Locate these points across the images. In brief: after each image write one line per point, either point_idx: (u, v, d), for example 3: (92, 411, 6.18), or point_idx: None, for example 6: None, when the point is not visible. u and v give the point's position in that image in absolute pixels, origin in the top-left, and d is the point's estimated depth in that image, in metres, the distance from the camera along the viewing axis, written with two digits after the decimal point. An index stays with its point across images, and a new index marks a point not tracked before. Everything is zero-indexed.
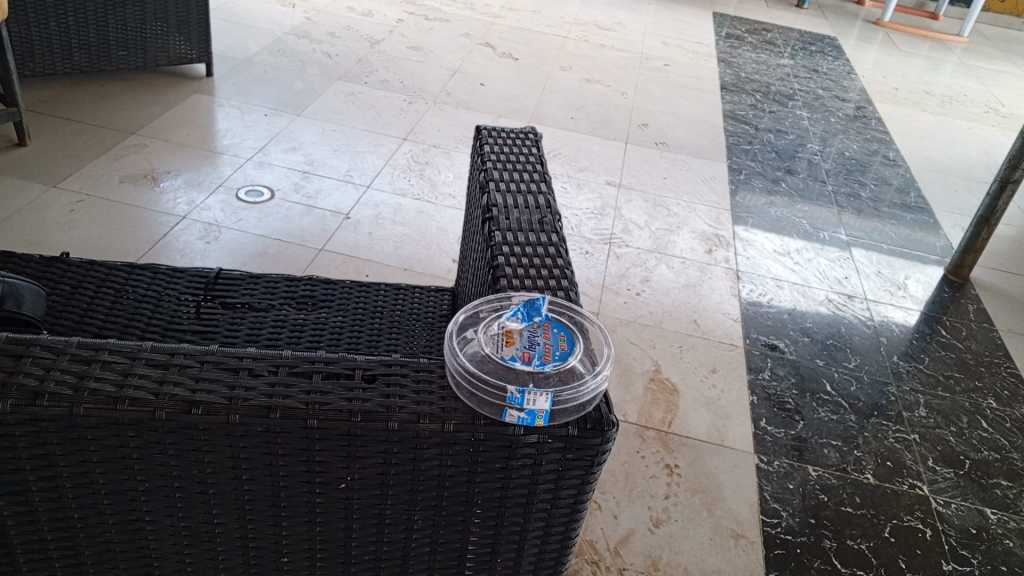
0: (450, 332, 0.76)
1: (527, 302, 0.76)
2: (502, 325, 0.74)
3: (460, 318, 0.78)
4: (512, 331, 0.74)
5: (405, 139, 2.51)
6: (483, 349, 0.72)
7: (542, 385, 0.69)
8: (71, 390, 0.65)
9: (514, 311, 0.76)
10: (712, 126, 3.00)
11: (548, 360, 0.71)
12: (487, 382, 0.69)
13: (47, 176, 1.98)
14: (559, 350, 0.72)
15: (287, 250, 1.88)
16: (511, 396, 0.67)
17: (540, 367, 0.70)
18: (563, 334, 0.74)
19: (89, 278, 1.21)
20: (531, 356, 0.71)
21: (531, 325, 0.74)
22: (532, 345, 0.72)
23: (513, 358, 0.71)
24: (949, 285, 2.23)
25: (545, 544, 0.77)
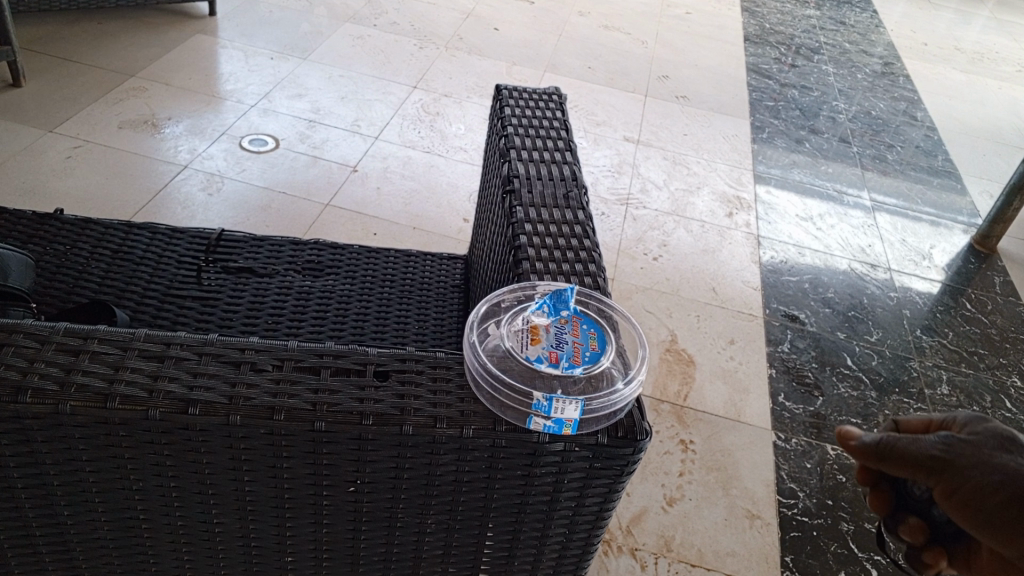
0: (470, 325, 0.70)
1: (553, 294, 0.70)
2: (527, 320, 0.68)
3: (481, 309, 0.72)
4: (538, 327, 0.67)
5: (416, 87, 2.41)
6: (507, 346, 0.66)
7: (571, 391, 0.63)
8: (56, 385, 0.60)
9: (540, 304, 0.70)
10: (735, 79, 2.89)
11: (577, 362, 0.65)
12: (510, 384, 0.63)
13: (42, 120, 1.90)
14: (590, 349, 0.66)
15: (293, 204, 1.81)
16: (538, 402, 0.61)
17: (569, 370, 0.64)
18: (592, 331, 0.68)
19: (84, 236, 1.15)
20: (560, 356, 0.65)
21: (558, 320, 0.68)
22: (560, 343, 0.66)
23: (539, 359, 0.65)
24: (975, 256, 2.16)
25: (566, 550, 0.72)
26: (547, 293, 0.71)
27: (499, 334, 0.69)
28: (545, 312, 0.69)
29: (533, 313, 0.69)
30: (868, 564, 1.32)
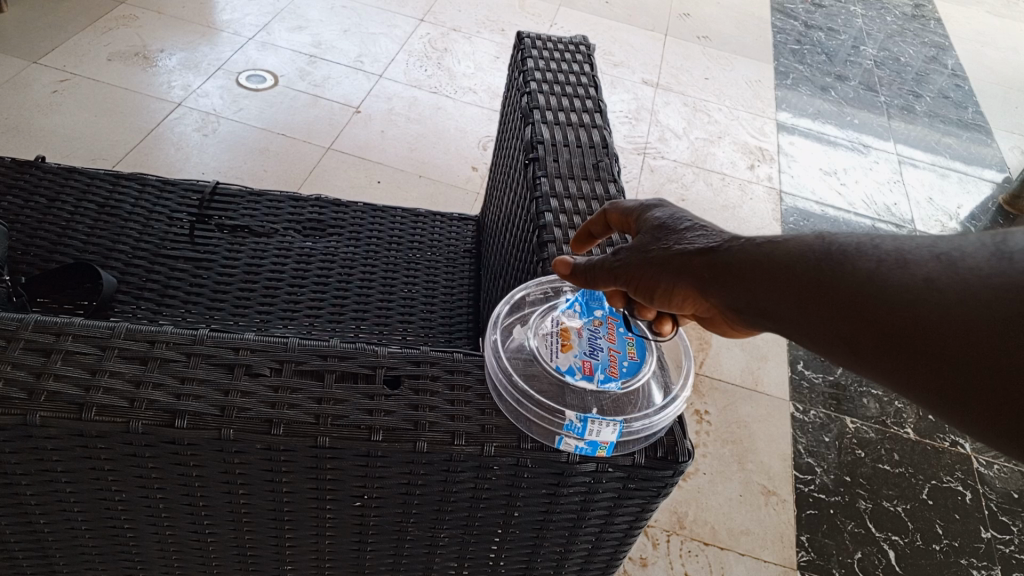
0: (492, 326, 0.63)
1: (586, 291, 0.63)
2: (557, 321, 0.61)
3: (506, 306, 0.65)
4: (569, 330, 0.60)
5: (423, 20, 2.28)
6: (536, 350, 0.59)
7: (608, 411, 0.56)
8: (24, 393, 0.52)
9: (571, 303, 0.63)
10: (759, 19, 2.75)
11: (615, 374, 0.58)
12: (537, 401, 0.56)
13: (24, 50, 1.78)
14: (628, 356, 0.59)
15: (292, 147, 1.71)
16: (571, 422, 0.53)
17: (605, 384, 0.57)
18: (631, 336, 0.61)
19: (68, 186, 1.06)
20: (595, 365, 0.58)
21: (592, 321, 0.61)
22: (595, 347, 0.59)
23: (571, 370, 0.57)
24: (1003, 217, 2.07)
25: (589, 563, 0.66)
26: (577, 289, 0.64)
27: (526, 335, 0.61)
28: (576, 310, 0.62)
29: (564, 311, 0.62)
30: (886, 545, 1.28)
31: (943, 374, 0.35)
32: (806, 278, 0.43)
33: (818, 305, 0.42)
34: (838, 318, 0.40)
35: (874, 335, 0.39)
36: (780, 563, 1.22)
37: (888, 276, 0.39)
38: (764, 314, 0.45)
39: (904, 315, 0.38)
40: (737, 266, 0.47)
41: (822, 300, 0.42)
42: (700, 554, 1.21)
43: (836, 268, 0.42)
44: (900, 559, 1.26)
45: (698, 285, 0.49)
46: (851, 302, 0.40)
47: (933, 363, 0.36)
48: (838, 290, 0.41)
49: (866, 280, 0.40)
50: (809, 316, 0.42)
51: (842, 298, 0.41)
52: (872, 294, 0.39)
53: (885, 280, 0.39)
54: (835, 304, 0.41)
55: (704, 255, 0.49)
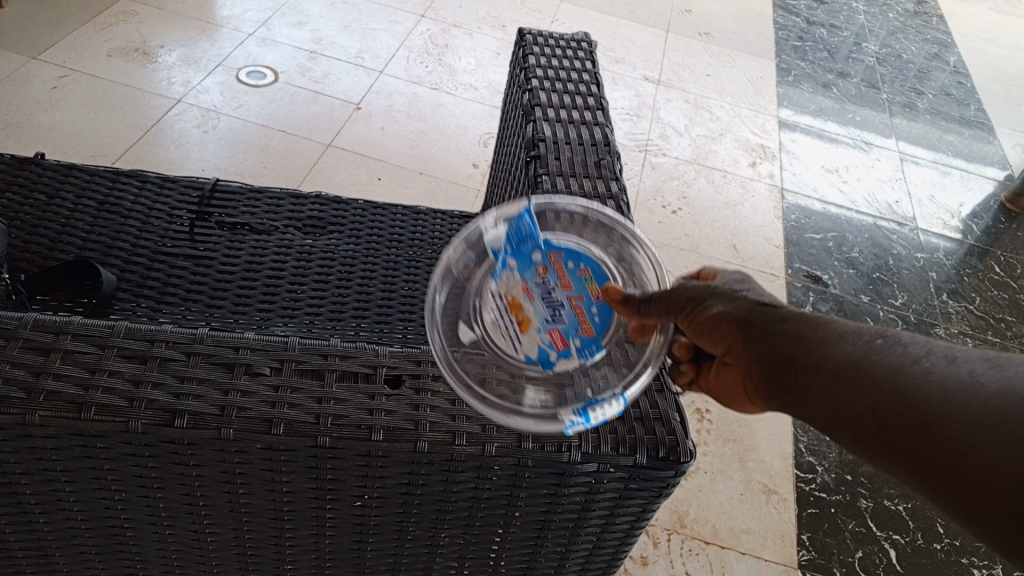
0: (433, 334, 0.57)
1: (511, 236, 0.53)
2: (496, 293, 0.54)
3: (435, 296, 0.59)
4: (517, 298, 0.54)
5: (424, 16, 2.27)
6: (501, 350, 0.56)
7: (601, 390, 0.56)
8: (23, 393, 0.52)
9: (502, 260, 0.54)
10: (762, 16, 2.74)
11: (589, 333, 0.55)
12: (534, 400, 0.56)
13: (24, 46, 1.77)
14: (593, 302, 0.55)
15: (292, 145, 1.71)
16: (573, 422, 0.53)
17: (586, 351, 0.55)
18: (583, 267, 0.55)
19: (67, 184, 1.05)
20: (566, 333, 0.54)
21: (534, 269, 0.54)
22: (557, 302, 0.54)
23: (543, 354, 0.54)
24: (1005, 215, 2.07)
25: (589, 563, 0.66)
26: (504, 235, 0.54)
27: (481, 336, 0.57)
28: (511, 265, 0.53)
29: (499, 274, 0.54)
30: (886, 544, 1.28)
31: (950, 455, 0.39)
32: (845, 355, 0.47)
33: (851, 380, 0.45)
34: (867, 394, 0.44)
35: (895, 416, 0.42)
36: (781, 562, 1.22)
37: (904, 358, 0.44)
38: (793, 376, 0.49)
39: (918, 397, 0.41)
40: (783, 329, 0.51)
41: (855, 374, 0.45)
42: (701, 553, 1.21)
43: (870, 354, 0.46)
44: (901, 558, 1.27)
45: (719, 331, 0.54)
46: (879, 383, 0.44)
47: (940, 445, 0.40)
48: (872, 372, 0.45)
49: (900, 364, 0.44)
50: (841, 392, 0.46)
51: (872, 373, 0.44)
52: (884, 365, 0.44)
53: (900, 360, 0.44)
54: (860, 383, 0.45)
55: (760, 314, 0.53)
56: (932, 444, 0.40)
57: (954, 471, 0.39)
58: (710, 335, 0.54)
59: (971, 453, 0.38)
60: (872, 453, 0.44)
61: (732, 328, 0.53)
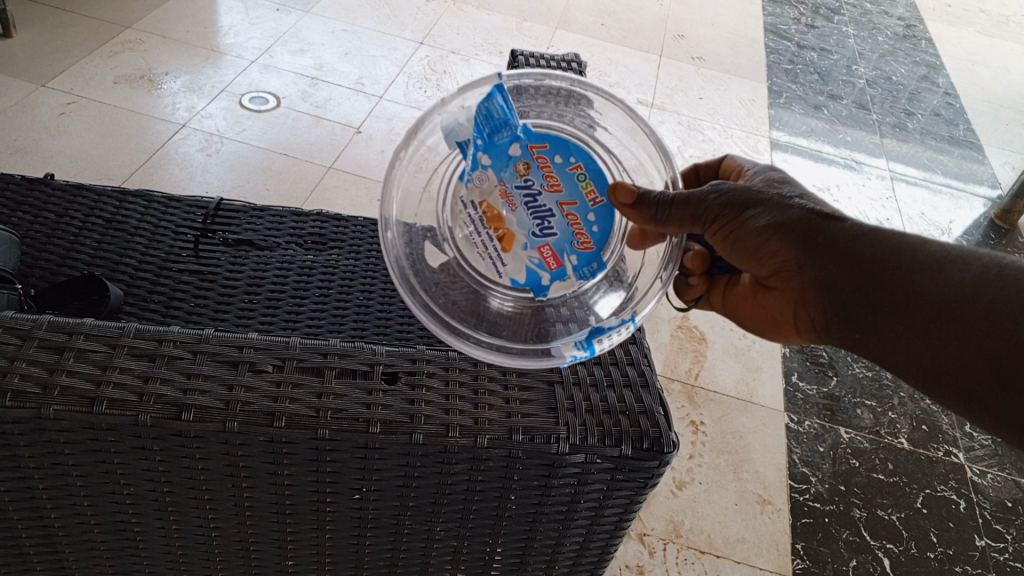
0: (388, 246, 0.60)
1: (484, 124, 0.55)
2: (471, 200, 0.57)
3: (387, 203, 0.61)
4: (498, 205, 0.57)
5: (422, 43, 2.32)
6: (476, 272, 0.60)
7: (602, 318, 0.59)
8: (38, 388, 0.55)
9: (475, 156, 0.56)
10: (754, 40, 2.80)
11: (586, 247, 0.58)
12: (502, 305, 0.61)
13: (33, 74, 1.82)
14: (591, 211, 0.57)
15: (294, 167, 1.75)
16: (577, 355, 0.57)
17: (582, 269, 0.58)
18: (574, 163, 0.56)
19: (75, 204, 1.09)
20: (557, 248, 0.57)
21: (512, 166, 0.56)
22: (544, 208, 0.57)
23: (533, 271, 0.58)
24: (995, 231, 2.10)
25: (581, 557, 0.68)
26: (472, 125, 0.55)
27: (453, 258, 0.61)
28: (485, 163, 0.56)
29: (471, 176, 0.56)
30: (881, 553, 1.30)
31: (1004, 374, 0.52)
32: (909, 281, 0.58)
33: (918, 305, 0.57)
34: (934, 318, 0.56)
35: (957, 337, 0.54)
36: (775, 571, 1.24)
37: (967, 283, 0.55)
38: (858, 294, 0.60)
39: (982, 326, 0.53)
40: (846, 251, 0.61)
41: (921, 301, 0.57)
42: (696, 561, 1.23)
43: (935, 281, 0.57)
44: (895, 566, 1.28)
45: (764, 242, 0.63)
46: (946, 309, 0.55)
47: (997, 363, 0.52)
48: (938, 300, 0.56)
49: (963, 294, 0.55)
50: (910, 313, 0.57)
51: (938, 300, 0.56)
52: (949, 292, 0.56)
53: (963, 289, 0.55)
54: (928, 309, 0.56)
55: (818, 233, 0.62)
56: (992, 363, 0.53)
57: (1009, 384, 0.52)
58: (751, 247, 0.63)
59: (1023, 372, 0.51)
60: (928, 361, 0.56)
61: (789, 249, 0.63)
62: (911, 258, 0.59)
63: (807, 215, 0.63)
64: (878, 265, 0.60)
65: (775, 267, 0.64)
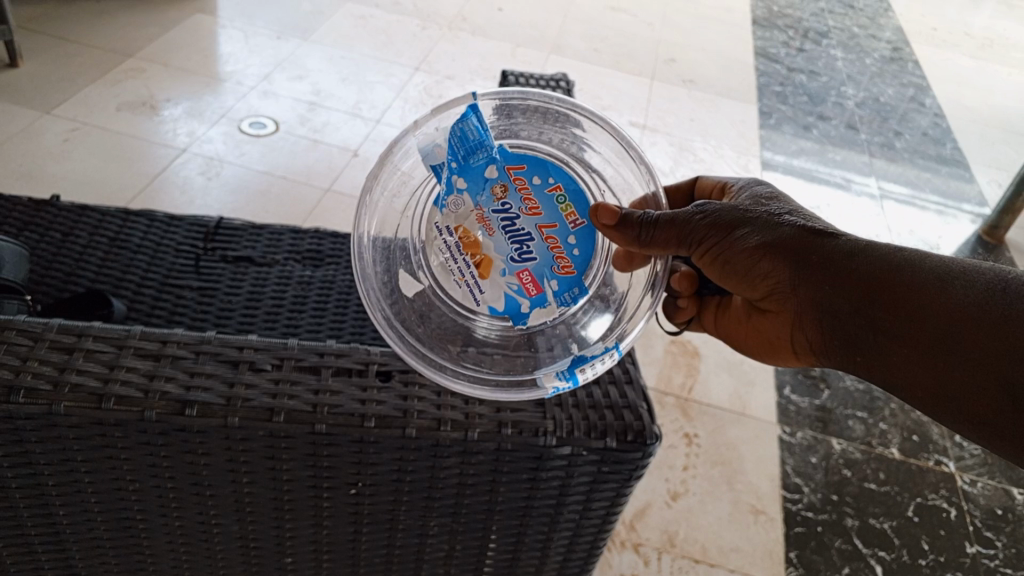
0: (365, 276, 0.62)
1: (458, 146, 0.58)
2: (446, 226, 0.60)
3: (359, 222, 0.62)
4: (475, 231, 0.60)
5: (419, 69, 2.37)
6: (454, 302, 0.63)
7: (587, 345, 0.63)
8: (49, 385, 0.57)
9: (450, 180, 0.59)
10: (744, 64, 2.85)
11: (567, 272, 0.61)
12: (488, 333, 0.64)
13: (38, 102, 1.87)
14: (571, 234, 0.61)
15: (292, 190, 1.78)
16: (558, 387, 0.60)
17: (563, 294, 0.61)
18: (554, 184, 0.60)
19: (80, 223, 1.12)
20: (537, 274, 0.61)
21: (489, 189, 0.59)
22: (523, 232, 0.60)
23: (513, 298, 0.61)
24: (983, 247, 2.13)
25: (571, 552, 0.71)
26: (447, 146, 0.58)
27: (429, 286, 0.63)
28: (461, 187, 0.59)
29: (447, 201, 0.59)
30: (873, 560, 1.31)
31: (987, 401, 0.51)
32: (898, 302, 0.57)
33: (908, 326, 0.56)
34: (921, 341, 0.55)
35: (944, 362, 0.54)
36: None
37: (956, 306, 0.54)
38: (848, 314, 0.60)
39: (970, 352, 0.52)
40: (837, 270, 0.61)
41: (911, 323, 0.56)
42: (690, 571, 1.25)
43: (925, 300, 0.56)
44: None
45: (754, 261, 0.65)
46: (934, 332, 0.55)
47: (981, 390, 0.52)
48: (929, 322, 0.55)
49: (953, 317, 0.54)
50: (899, 334, 0.56)
51: (928, 322, 0.55)
52: (937, 315, 0.55)
53: (952, 312, 0.54)
54: (916, 331, 0.55)
55: (810, 252, 0.63)
56: (977, 389, 0.52)
57: (994, 412, 0.51)
58: (740, 264, 0.65)
59: (1007, 400, 0.50)
60: (918, 384, 0.56)
61: (781, 268, 0.64)
62: (912, 274, 0.57)
63: (800, 231, 0.64)
64: (873, 281, 0.59)
65: (767, 285, 0.65)
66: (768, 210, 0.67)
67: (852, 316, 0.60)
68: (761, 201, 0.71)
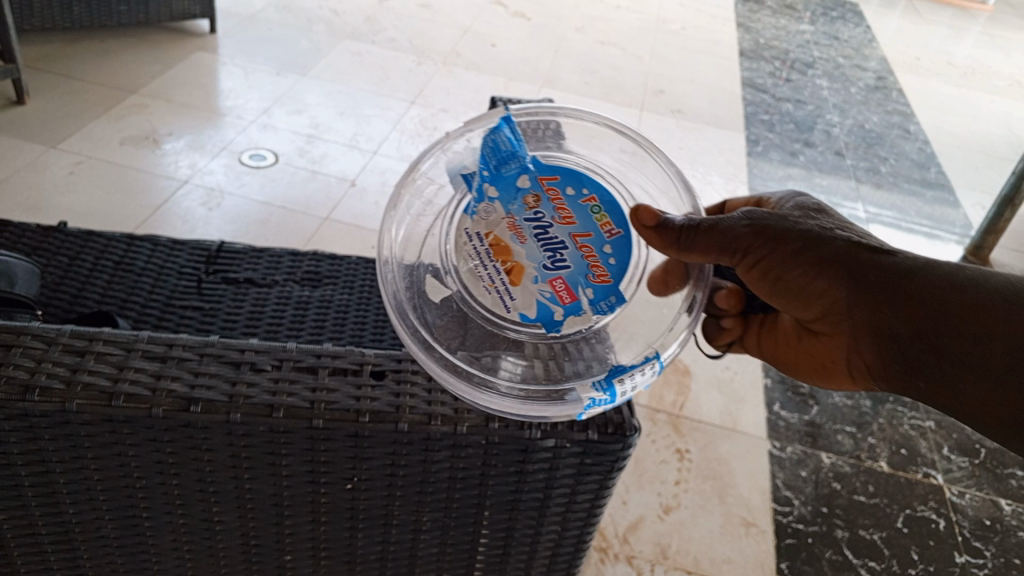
0: (389, 284, 0.64)
1: (492, 157, 0.60)
2: (476, 231, 0.60)
3: (385, 240, 0.66)
4: (507, 237, 0.60)
5: (414, 102, 2.44)
6: (483, 308, 0.62)
7: (624, 357, 0.61)
8: (62, 384, 0.61)
9: (481, 187, 0.60)
10: (731, 94, 2.93)
11: (603, 280, 0.60)
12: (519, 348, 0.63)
13: (44, 137, 1.92)
14: (607, 243, 0.60)
15: (291, 219, 1.83)
16: (597, 399, 0.58)
17: (599, 303, 0.60)
18: (587, 195, 0.60)
19: (87, 248, 1.16)
20: (571, 282, 0.60)
21: (521, 199, 0.60)
22: (556, 240, 0.60)
23: (546, 305, 0.60)
24: (968, 266, 2.18)
25: (559, 547, 0.74)
26: (480, 158, 0.60)
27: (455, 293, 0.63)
28: (492, 195, 0.60)
29: (477, 208, 0.60)
30: (863, 571, 1.34)
31: None
32: (969, 319, 0.58)
33: (980, 342, 0.57)
34: (996, 356, 0.56)
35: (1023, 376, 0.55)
36: None
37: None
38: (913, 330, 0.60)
39: None
40: (899, 287, 0.61)
41: (984, 338, 0.57)
42: None
43: (996, 318, 0.57)
44: None
45: (809, 276, 0.64)
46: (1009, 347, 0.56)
47: None
48: (1002, 339, 0.56)
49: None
50: (972, 349, 0.57)
51: (1002, 339, 0.56)
52: (1012, 331, 0.56)
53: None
54: (991, 346, 0.56)
55: (868, 269, 0.63)
56: None
57: None
58: (794, 279, 0.64)
59: None
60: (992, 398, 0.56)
61: (837, 284, 0.63)
62: (978, 295, 0.58)
63: (855, 247, 0.64)
64: (940, 300, 0.59)
65: (821, 303, 0.65)
66: (818, 224, 0.66)
67: (917, 333, 0.60)
68: (810, 214, 0.68)
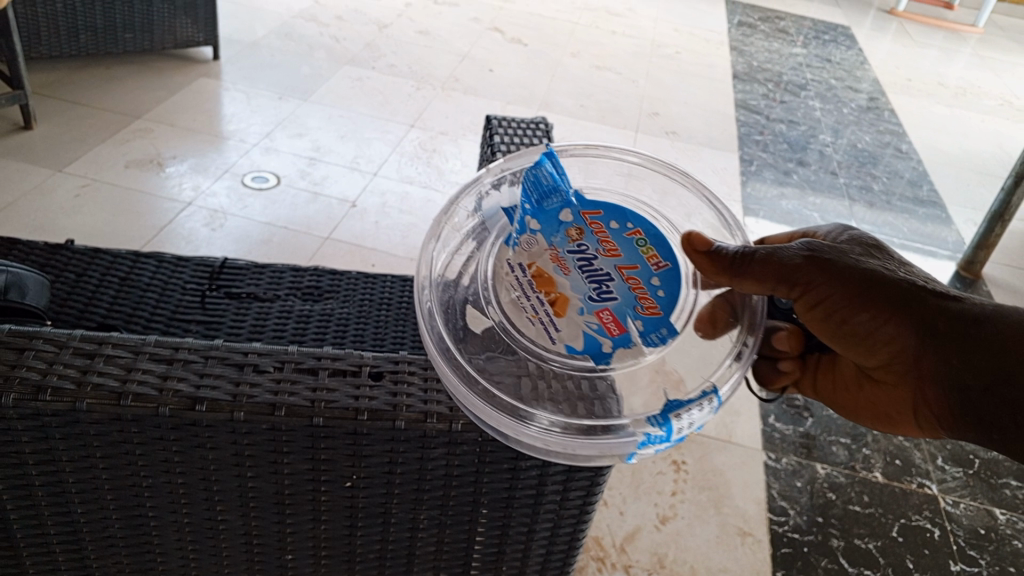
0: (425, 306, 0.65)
1: (534, 193, 0.63)
2: (519, 262, 0.62)
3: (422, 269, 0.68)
4: (552, 268, 0.61)
5: (413, 126, 2.48)
6: (527, 341, 0.63)
7: (677, 391, 0.61)
8: (72, 384, 0.64)
9: (526, 221, 0.62)
10: (725, 115, 2.98)
11: (652, 312, 0.60)
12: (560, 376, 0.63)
13: (51, 161, 1.96)
14: (654, 275, 0.61)
15: (292, 238, 1.86)
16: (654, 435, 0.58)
17: (649, 334, 0.61)
18: (631, 229, 0.62)
19: (93, 265, 1.19)
20: (619, 313, 0.60)
21: (563, 232, 0.62)
22: (602, 272, 0.61)
23: (592, 336, 0.61)
24: (961, 281, 2.20)
25: (553, 544, 0.76)
26: (523, 190, 0.63)
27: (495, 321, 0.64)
28: (535, 227, 0.62)
29: (519, 239, 0.62)
30: None
31: None
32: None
33: None
34: None
35: None
36: None
37: None
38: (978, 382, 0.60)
39: None
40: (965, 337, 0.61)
41: None
42: None
43: None
44: None
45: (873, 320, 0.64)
46: None
47: None
48: None
49: None
50: None
51: None
52: None
53: None
54: None
55: (933, 317, 0.63)
56: None
57: None
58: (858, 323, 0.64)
59: None
60: None
61: (901, 330, 0.63)
62: None
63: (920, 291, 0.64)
64: (1006, 354, 0.59)
65: (886, 347, 0.65)
66: (881, 264, 0.66)
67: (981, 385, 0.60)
68: (873, 252, 0.67)
